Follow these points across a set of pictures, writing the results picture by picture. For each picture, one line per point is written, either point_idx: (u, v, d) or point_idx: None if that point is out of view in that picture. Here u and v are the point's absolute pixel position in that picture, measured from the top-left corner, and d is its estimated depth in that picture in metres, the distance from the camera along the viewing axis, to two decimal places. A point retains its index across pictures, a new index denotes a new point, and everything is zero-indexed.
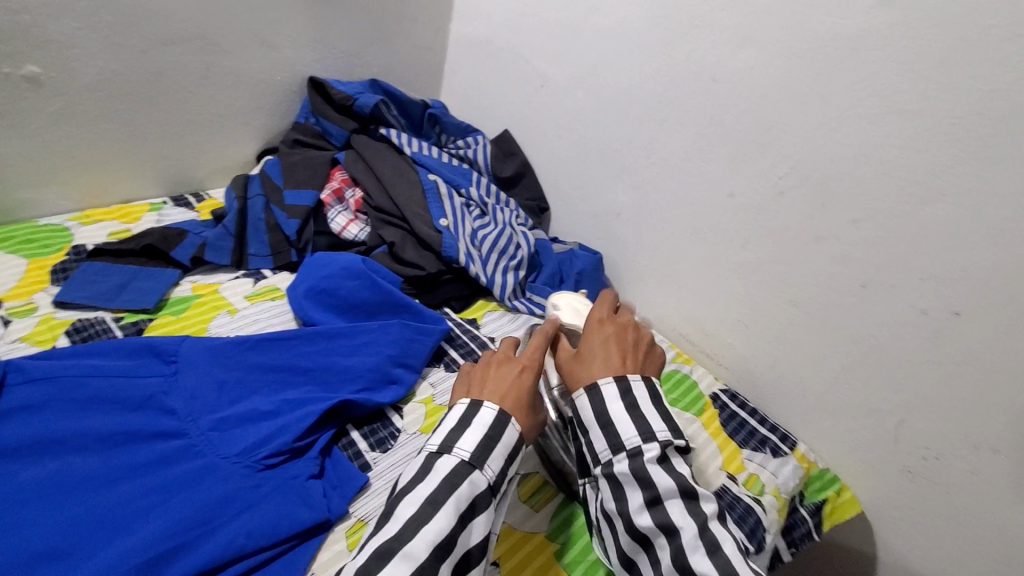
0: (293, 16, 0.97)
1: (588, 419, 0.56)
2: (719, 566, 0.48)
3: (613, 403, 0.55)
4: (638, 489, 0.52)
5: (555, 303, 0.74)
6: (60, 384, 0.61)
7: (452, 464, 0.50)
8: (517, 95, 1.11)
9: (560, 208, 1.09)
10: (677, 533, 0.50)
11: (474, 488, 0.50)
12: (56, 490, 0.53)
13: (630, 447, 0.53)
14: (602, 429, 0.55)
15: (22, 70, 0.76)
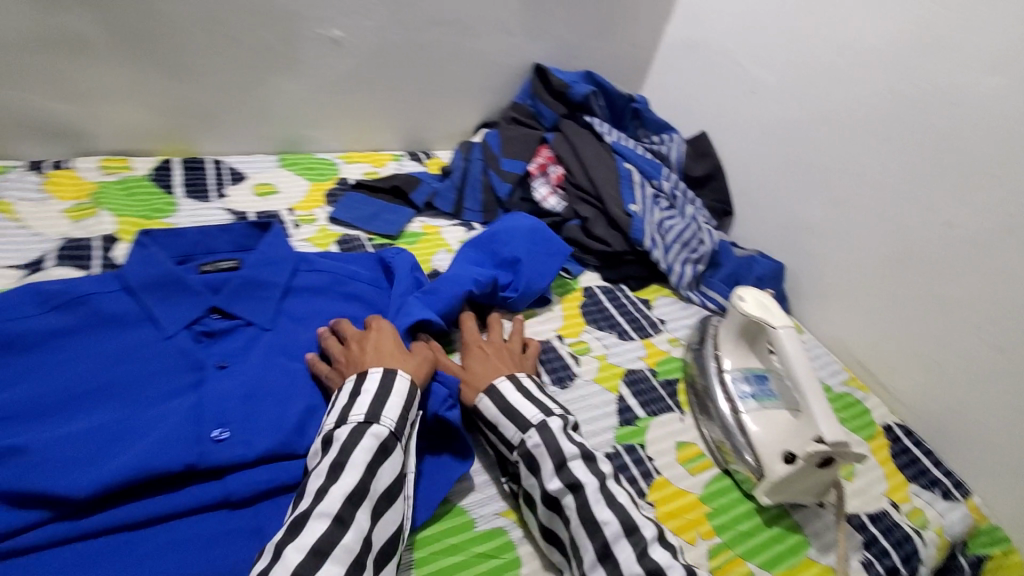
0: (534, 6, 1.07)
1: (493, 414, 0.65)
2: (616, 512, 0.58)
3: (508, 394, 0.66)
4: (548, 460, 0.61)
5: (740, 295, 0.78)
6: (328, 277, 0.78)
7: (350, 431, 0.57)
8: (726, 100, 1.13)
9: (747, 214, 1.11)
10: (581, 488, 0.59)
11: (376, 441, 0.57)
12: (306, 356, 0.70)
13: (536, 423, 0.63)
14: (509, 418, 0.64)
15: (330, 33, 0.96)
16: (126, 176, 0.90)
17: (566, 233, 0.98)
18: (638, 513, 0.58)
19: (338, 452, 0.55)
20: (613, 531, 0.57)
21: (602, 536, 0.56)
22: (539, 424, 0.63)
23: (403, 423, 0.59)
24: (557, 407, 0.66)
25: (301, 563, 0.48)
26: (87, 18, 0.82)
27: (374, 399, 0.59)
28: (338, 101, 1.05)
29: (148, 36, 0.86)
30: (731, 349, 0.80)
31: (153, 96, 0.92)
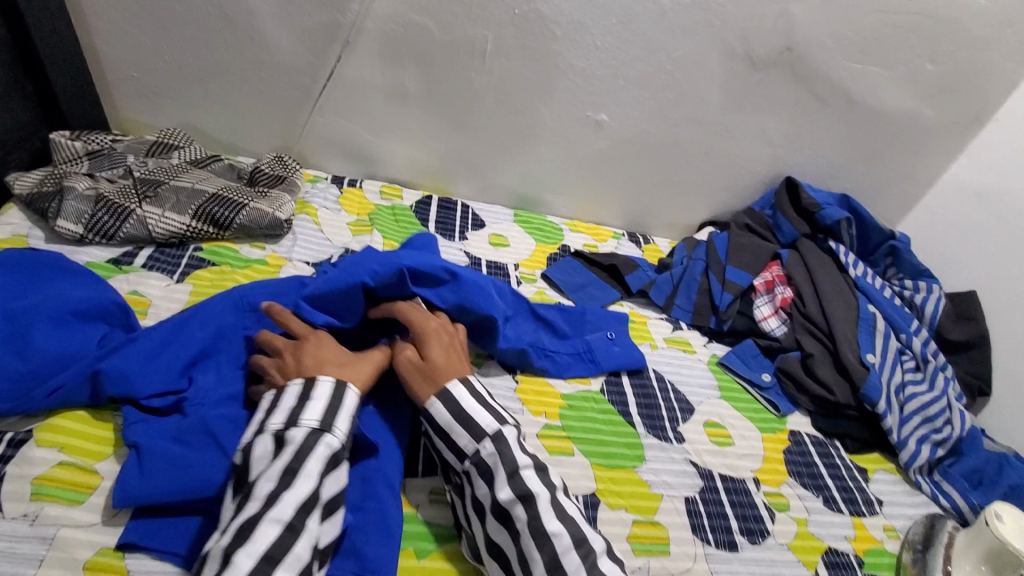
0: (804, 123, 1.02)
1: (445, 421, 0.61)
2: (566, 523, 0.55)
3: (466, 400, 0.61)
4: (500, 470, 0.57)
5: (996, 512, 0.68)
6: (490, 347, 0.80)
7: (304, 434, 0.54)
8: (1012, 264, 0.96)
9: (1014, 404, 0.91)
10: (534, 498, 0.55)
11: (330, 451, 0.54)
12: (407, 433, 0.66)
13: (489, 432, 0.59)
14: (463, 427, 0.60)
15: (596, 116, 1.02)
16: (396, 204, 1.05)
17: (782, 363, 0.90)
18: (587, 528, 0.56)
19: (291, 456, 0.52)
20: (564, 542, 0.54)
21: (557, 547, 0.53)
22: (493, 433, 0.59)
23: (336, 419, 0.56)
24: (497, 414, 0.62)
25: (251, 572, 0.46)
26: (411, 75, 0.98)
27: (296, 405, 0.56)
28: (580, 175, 1.11)
29: (448, 95, 1.01)
30: (968, 570, 0.68)
31: (435, 142, 1.07)
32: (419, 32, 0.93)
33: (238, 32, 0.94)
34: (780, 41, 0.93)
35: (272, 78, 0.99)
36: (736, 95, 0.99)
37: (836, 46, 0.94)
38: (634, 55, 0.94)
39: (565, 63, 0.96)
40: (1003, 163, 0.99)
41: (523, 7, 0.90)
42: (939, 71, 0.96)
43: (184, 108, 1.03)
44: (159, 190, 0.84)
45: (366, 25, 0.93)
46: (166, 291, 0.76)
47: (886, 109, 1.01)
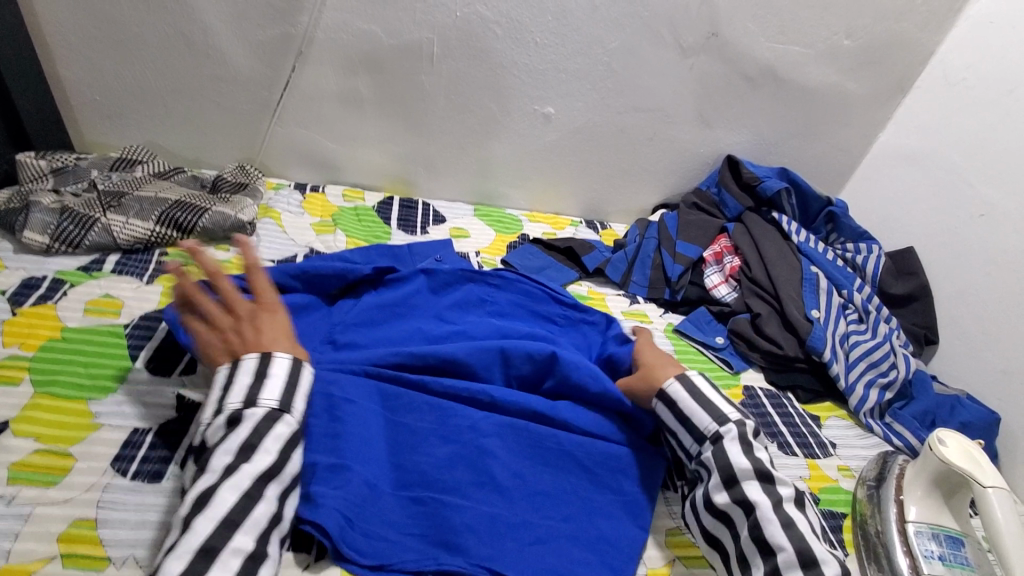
0: (737, 103, 1.09)
1: (670, 420, 0.67)
2: (792, 538, 0.55)
3: (685, 400, 0.65)
4: (718, 473, 0.61)
5: (939, 437, 0.67)
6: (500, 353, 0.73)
7: (260, 414, 0.55)
8: (944, 217, 1.01)
9: (955, 347, 0.96)
10: (755, 508, 0.57)
11: (286, 430, 0.56)
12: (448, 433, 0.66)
13: (710, 435, 0.63)
14: (685, 425, 0.65)
15: (543, 110, 1.08)
16: (359, 205, 1.09)
17: (734, 326, 0.94)
18: (820, 545, 0.54)
19: (247, 432, 0.54)
20: (787, 559, 0.54)
21: (775, 560, 0.54)
22: (734, 420, 0.63)
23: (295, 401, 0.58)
24: (735, 406, 0.66)
25: (207, 539, 0.48)
26: (365, 82, 1.04)
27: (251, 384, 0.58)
28: (534, 166, 1.17)
29: (401, 98, 1.06)
30: (919, 496, 0.68)
31: (393, 145, 1.12)
32: (368, 40, 0.99)
33: (198, 51, 0.99)
34: (705, 27, 0.99)
35: (232, 93, 1.04)
36: (672, 80, 1.05)
37: (757, 30, 1.00)
38: (572, 49, 1.01)
39: (509, 60, 1.02)
40: (924, 128, 1.06)
41: (464, 10, 0.96)
42: (856, 46, 1.03)
43: (148, 128, 1.07)
44: (122, 200, 0.87)
45: (318, 36, 0.98)
46: (136, 292, 0.78)
47: (811, 86, 1.08)
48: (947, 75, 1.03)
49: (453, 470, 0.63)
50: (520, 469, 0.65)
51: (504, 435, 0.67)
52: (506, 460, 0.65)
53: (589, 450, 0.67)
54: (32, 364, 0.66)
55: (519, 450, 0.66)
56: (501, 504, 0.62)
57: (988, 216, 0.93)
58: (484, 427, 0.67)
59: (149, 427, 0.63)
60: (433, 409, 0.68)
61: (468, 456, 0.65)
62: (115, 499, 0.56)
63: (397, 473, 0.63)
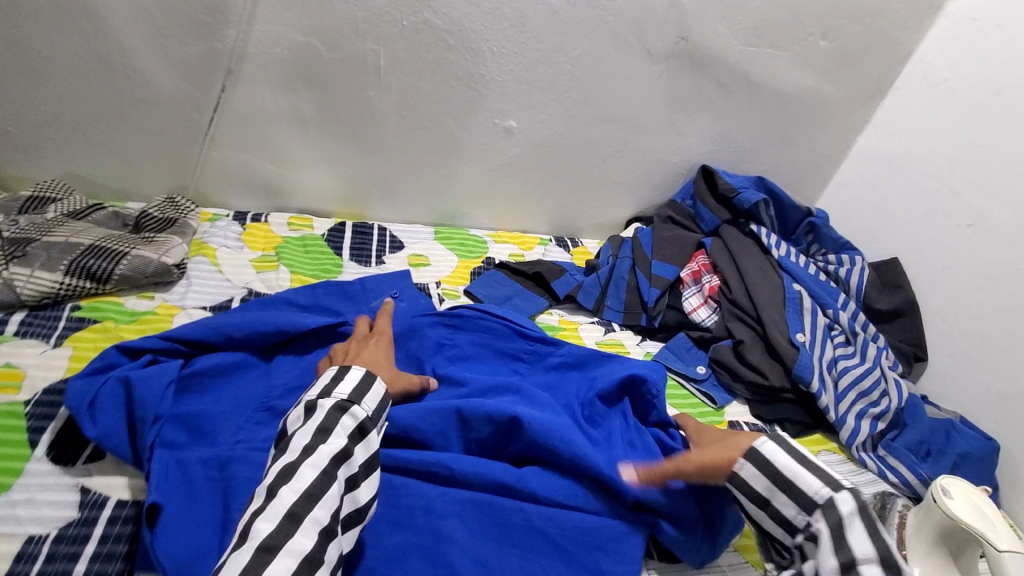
0: (711, 111, 1.02)
1: (764, 486, 0.56)
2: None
3: (783, 459, 0.56)
4: (833, 551, 0.50)
5: (943, 487, 0.62)
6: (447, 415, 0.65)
7: (334, 403, 0.57)
8: (930, 227, 0.96)
9: (946, 365, 0.91)
10: None
11: (356, 421, 0.57)
12: (399, 518, 0.59)
13: (820, 500, 0.52)
14: (784, 492, 0.55)
15: (504, 123, 1.00)
16: (307, 235, 1.00)
17: (715, 353, 0.88)
18: None
19: (322, 418, 0.56)
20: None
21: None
22: (850, 488, 0.53)
23: (364, 397, 0.60)
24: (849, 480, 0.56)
25: (293, 504, 0.49)
26: (307, 100, 0.94)
27: (328, 381, 0.61)
28: (498, 184, 1.08)
29: (348, 116, 0.96)
30: (923, 554, 0.62)
31: (342, 167, 1.03)
32: (306, 54, 0.89)
33: (115, 72, 0.88)
34: (675, 31, 0.92)
35: (157, 116, 0.93)
36: (642, 88, 0.98)
37: (729, 33, 0.93)
38: (533, 58, 0.92)
39: (464, 72, 0.93)
40: (905, 132, 1.01)
41: (411, 18, 0.87)
42: (833, 47, 0.97)
43: (64, 158, 0.96)
44: (28, 248, 0.77)
45: (248, 51, 0.88)
46: (40, 358, 0.68)
47: (788, 90, 1.01)
48: (927, 76, 0.98)
49: (405, 564, 0.56)
50: (483, 555, 0.57)
51: (467, 514, 0.59)
52: (466, 544, 0.57)
53: (559, 522, 0.59)
54: None
55: (480, 530, 0.59)
56: None
57: (977, 227, 0.89)
58: (441, 508, 0.59)
59: (45, 532, 0.54)
60: (384, 489, 0.61)
61: (423, 544, 0.57)
62: None
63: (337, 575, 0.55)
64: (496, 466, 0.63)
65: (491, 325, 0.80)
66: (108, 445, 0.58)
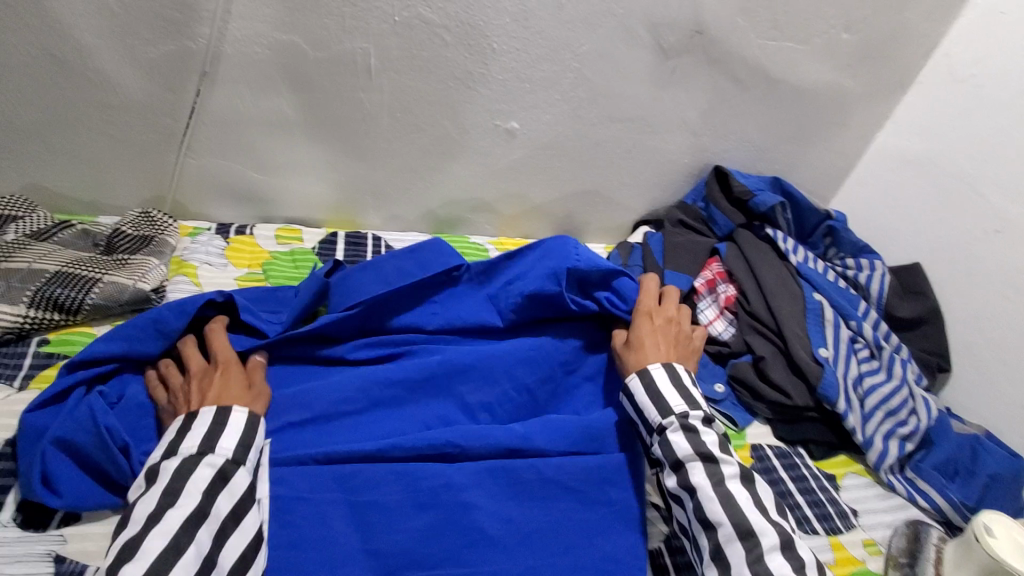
0: (725, 108, 0.96)
1: (630, 412, 0.70)
2: (730, 514, 0.59)
3: (639, 393, 0.68)
4: (673, 467, 0.63)
5: (985, 523, 0.62)
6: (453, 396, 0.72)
7: (180, 459, 0.55)
8: (954, 231, 0.92)
9: (971, 377, 0.88)
10: (698, 490, 0.61)
11: (215, 466, 0.56)
12: (416, 493, 0.63)
13: (663, 423, 0.66)
14: (653, 409, 0.67)
15: (506, 125, 0.93)
16: (296, 248, 0.93)
17: (734, 371, 0.83)
18: (756, 518, 0.58)
19: (168, 478, 0.54)
20: (727, 533, 0.58)
21: (716, 535, 0.58)
22: (680, 411, 0.66)
23: (228, 436, 0.58)
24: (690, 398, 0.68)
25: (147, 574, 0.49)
26: (291, 103, 0.86)
27: (176, 431, 0.58)
28: (499, 188, 1.02)
29: (337, 120, 0.89)
30: None
31: (332, 173, 0.95)
32: (289, 53, 0.81)
33: (75, 75, 0.80)
34: (689, 24, 0.85)
35: (126, 123, 0.85)
36: (652, 85, 0.91)
37: (747, 25, 0.87)
38: (537, 54, 0.85)
39: (463, 70, 0.86)
40: (928, 130, 0.96)
41: (404, 13, 0.79)
42: (856, 40, 0.91)
43: (26, 169, 0.88)
44: None
45: (224, 51, 0.80)
46: (3, 404, 0.62)
47: (806, 86, 0.96)
48: (954, 70, 0.92)
49: (438, 541, 0.60)
50: (510, 514, 0.64)
51: (486, 482, 0.65)
52: (490, 508, 0.63)
53: (567, 472, 0.66)
54: None
55: (500, 493, 0.65)
56: (502, 559, 0.61)
57: (1006, 233, 0.84)
58: (461, 481, 0.64)
59: None
60: (399, 476, 0.63)
61: (450, 518, 0.62)
62: None
63: (372, 558, 0.59)
64: (501, 433, 0.68)
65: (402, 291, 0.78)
66: (93, 503, 0.56)
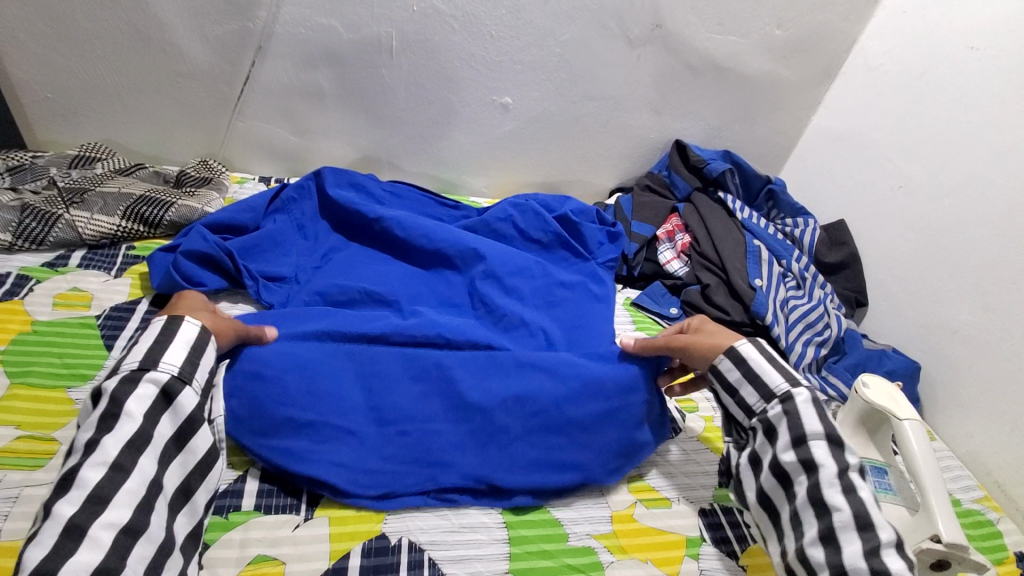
0: (683, 91, 1.16)
1: (736, 378, 0.69)
2: (850, 500, 0.57)
3: (755, 359, 0.68)
4: (787, 434, 0.63)
5: (863, 381, 0.75)
6: (451, 305, 0.91)
7: (119, 379, 0.55)
8: (870, 191, 1.11)
9: (882, 308, 1.06)
10: (818, 469, 0.60)
11: (154, 388, 0.56)
12: (402, 365, 0.73)
13: (780, 395, 0.65)
14: (754, 386, 0.67)
15: (501, 100, 1.13)
16: None
17: (686, 296, 1.02)
18: (878, 512, 0.56)
19: (108, 403, 0.54)
20: (842, 520, 0.57)
21: (832, 521, 0.57)
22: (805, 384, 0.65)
23: (160, 354, 0.58)
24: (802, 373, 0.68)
25: (72, 516, 0.49)
26: (327, 76, 1.06)
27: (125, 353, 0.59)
28: (496, 155, 1.21)
29: (364, 92, 1.09)
30: (848, 435, 0.76)
31: (357, 137, 1.15)
32: (329, 34, 1.01)
33: (154, 47, 0.99)
34: (649, 19, 1.06)
35: (190, 88, 1.05)
36: (622, 69, 1.11)
37: (698, 22, 1.08)
38: (527, 41, 1.05)
39: (467, 53, 1.06)
40: (850, 111, 1.16)
41: (421, 4, 0.99)
42: (788, 36, 1.12)
43: (104, 124, 1.08)
44: (85, 196, 0.87)
45: (277, 31, 1.00)
46: (105, 285, 0.79)
47: (749, 73, 1.16)
48: (868, 62, 1.13)
49: (431, 404, 0.71)
50: (489, 386, 0.73)
51: (472, 362, 0.75)
52: (473, 382, 0.73)
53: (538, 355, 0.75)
54: (5, 358, 0.67)
55: (483, 374, 0.74)
56: (477, 420, 0.71)
57: (906, 188, 1.04)
58: (448, 361, 0.74)
59: None
60: (406, 358, 0.74)
61: (437, 388, 0.72)
62: None
63: (373, 412, 0.70)
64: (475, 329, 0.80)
65: (412, 196, 1.09)
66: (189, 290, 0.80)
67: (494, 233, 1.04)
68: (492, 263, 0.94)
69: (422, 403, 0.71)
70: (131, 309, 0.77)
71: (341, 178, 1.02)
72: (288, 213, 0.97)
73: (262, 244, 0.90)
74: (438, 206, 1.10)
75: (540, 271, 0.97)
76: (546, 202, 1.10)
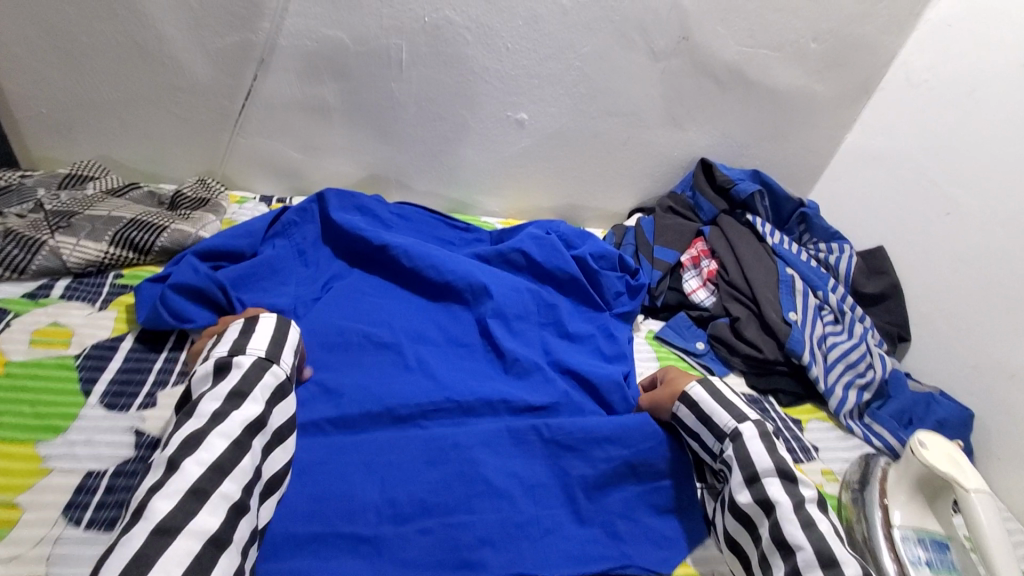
0: (710, 106, 1.09)
1: (692, 422, 0.71)
2: (810, 537, 0.56)
3: (705, 402, 0.69)
4: (739, 470, 0.64)
5: (919, 440, 0.67)
6: (464, 353, 0.85)
7: (251, 362, 0.63)
8: (912, 217, 1.03)
9: (927, 345, 0.98)
10: (775, 507, 0.59)
11: (275, 379, 0.64)
12: (420, 446, 0.70)
13: (728, 431, 0.66)
14: (707, 426, 0.69)
15: (516, 115, 1.06)
16: None
17: (713, 330, 0.94)
18: (840, 546, 0.56)
19: (237, 380, 0.62)
20: (807, 558, 0.56)
21: (796, 560, 0.56)
22: (753, 419, 0.66)
23: (278, 352, 0.67)
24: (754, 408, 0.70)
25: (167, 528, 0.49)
26: (333, 91, 1.00)
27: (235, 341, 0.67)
28: (509, 174, 1.15)
29: (371, 107, 1.03)
30: (903, 500, 0.68)
31: (363, 155, 1.09)
32: (334, 47, 0.95)
33: (151, 60, 0.94)
34: (676, 31, 0.99)
35: (189, 103, 0.99)
36: (646, 84, 1.05)
37: (728, 34, 1.00)
38: (544, 54, 0.99)
39: (480, 66, 0.99)
40: (889, 129, 1.08)
41: (432, 15, 0.93)
42: (823, 48, 1.04)
43: (100, 140, 1.03)
44: (72, 220, 0.82)
45: (280, 43, 0.94)
46: (88, 320, 0.74)
47: (781, 89, 1.09)
48: (910, 77, 1.05)
49: (447, 493, 0.66)
50: (514, 468, 0.70)
51: (496, 441, 0.71)
52: (497, 463, 0.70)
53: (565, 431, 0.72)
54: None
55: (506, 454, 0.71)
56: (506, 507, 0.66)
57: (954, 216, 0.96)
58: (466, 442, 0.70)
59: (104, 469, 0.60)
60: (426, 440, 0.70)
61: (459, 470, 0.68)
62: (67, 551, 0.53)
63: (386, 508, 0.64)
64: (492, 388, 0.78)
65: (420, 219, 1.03)
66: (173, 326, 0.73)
67: (508, 264, 0.97)
68: (508, 309, 0.88)
69: (443, 494, 0.66)
70: (114, 347, 0.71)
71: (345, 203, 0.96)
72: (289, 238, 0.91)
73: (256, 270, 0.84)
74: (449, 231, 1.04)
75: (561, 311, 0.92)
76: (568, 237, 1.03)
